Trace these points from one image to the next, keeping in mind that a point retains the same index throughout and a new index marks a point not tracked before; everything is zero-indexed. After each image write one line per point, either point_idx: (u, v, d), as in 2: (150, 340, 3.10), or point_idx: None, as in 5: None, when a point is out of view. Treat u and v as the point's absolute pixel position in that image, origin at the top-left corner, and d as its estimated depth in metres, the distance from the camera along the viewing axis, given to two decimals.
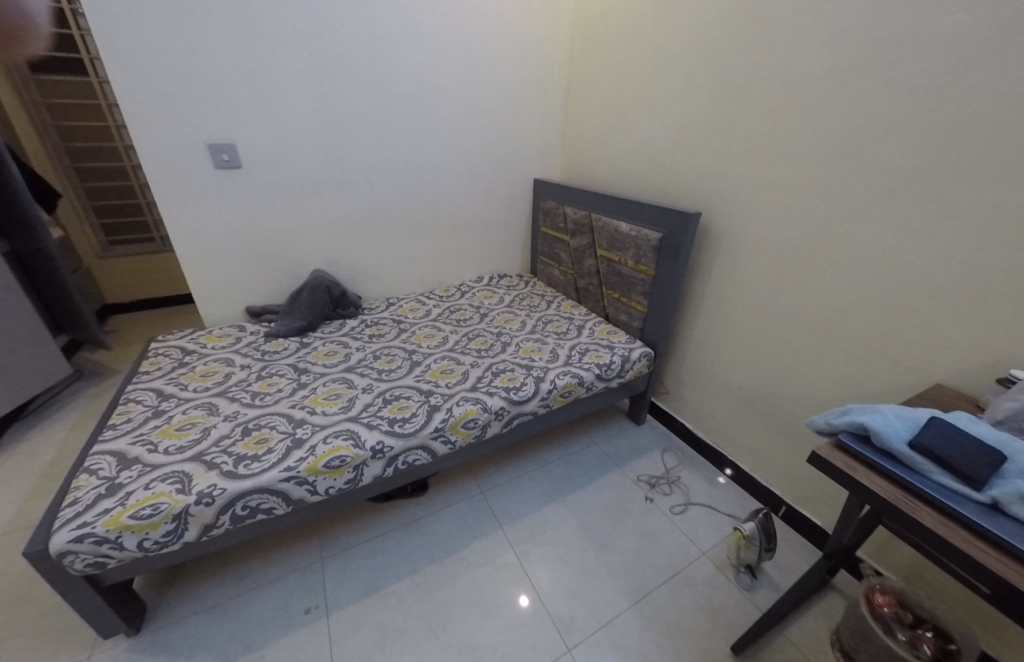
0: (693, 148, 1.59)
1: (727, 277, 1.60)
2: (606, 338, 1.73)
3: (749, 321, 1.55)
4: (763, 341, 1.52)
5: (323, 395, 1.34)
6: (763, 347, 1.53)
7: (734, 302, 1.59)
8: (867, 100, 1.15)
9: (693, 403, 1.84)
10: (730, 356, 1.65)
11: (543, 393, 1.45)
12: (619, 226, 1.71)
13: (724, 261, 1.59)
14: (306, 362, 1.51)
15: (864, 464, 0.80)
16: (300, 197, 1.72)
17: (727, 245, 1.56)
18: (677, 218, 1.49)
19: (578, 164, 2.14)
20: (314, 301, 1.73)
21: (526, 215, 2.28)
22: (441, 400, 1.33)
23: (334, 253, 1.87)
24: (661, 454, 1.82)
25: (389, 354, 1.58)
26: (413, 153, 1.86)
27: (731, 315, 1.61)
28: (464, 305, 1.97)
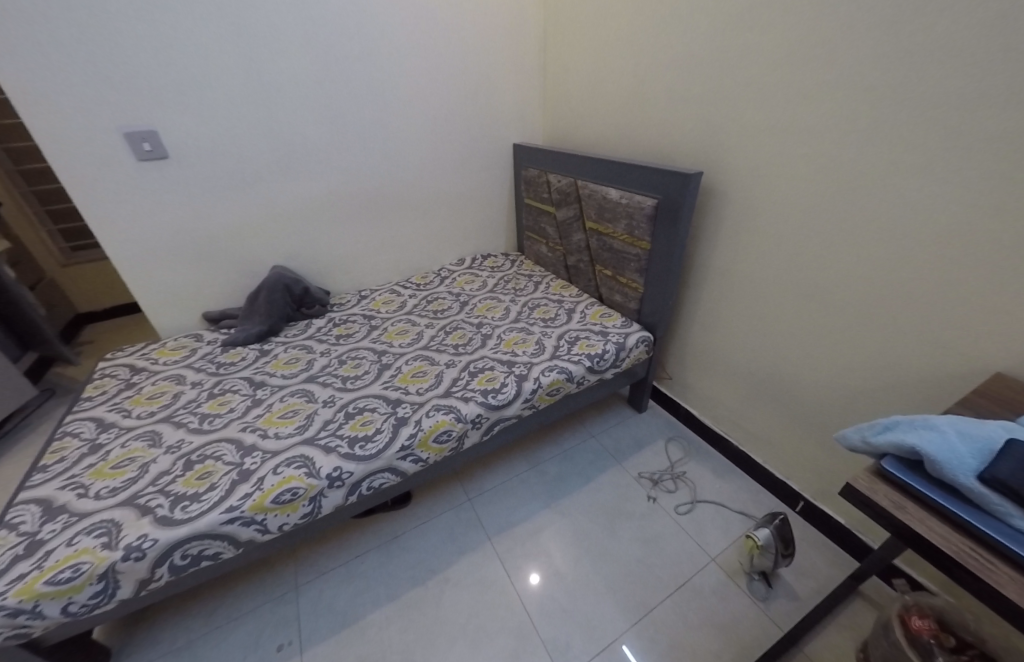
0: (692, 92, 1.34)
1: (736, 244, 1.37)
2: (598, 323, 1.55)
3: (760, 298, 1.36)
4: (777, 319, 1.33)
5: (280, 414, 1.20)
6: (776, 325, 1.34)
7: (741, 276, 1.39)
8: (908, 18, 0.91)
9: (701, 388, 1.66)
10: (741, 336, 1.45)
11: (526, 394, 1.29)
12: (607, 194, 1.49)
13: (733, 225, 1.37)
14: (264, 374, 1.37)
15: (915, 500, 0.68)
16: (246, 187, 1.54)
17: (733, 209, 1.34)
18: (673, 181, 1.28)
19: (562, 124, 1.89)
20: (274, 303, 1.58)
21: (508, 187, 2.06)
22: (410, 410, 1.18)
23: (294, 247, 1.70)
24: (665, 445, 1.67)
25: (356, 358, 1.43)
26: (371, 127, 1.64)
27: (739, 291, 1.42)
28: (442, 294, 1.80)
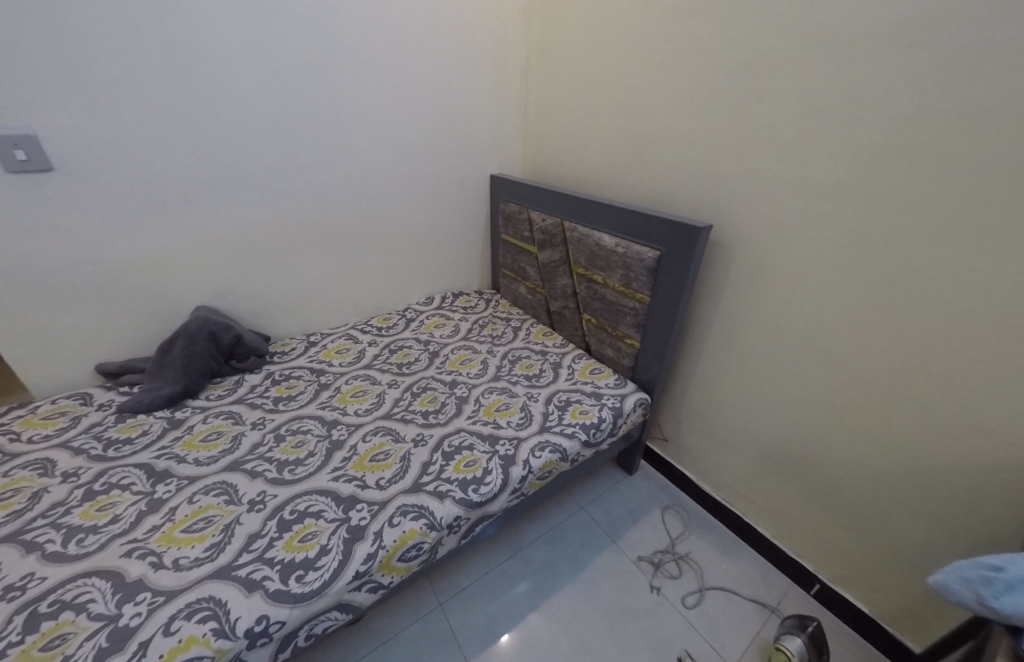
0: (696, 124, 1.15)
1: (745, 297, 1.17)
2: (589, 381, 1.33)
3: (771, 365, 1.16)
4: (794, 389, 1.12)
5: (185, 526, 0.89)
6: (792, 397, 1.14)
7: (749, 338, 1.19)
8: (964, 60, 0.75)
9: (698, 450, 1.45)
10: (748, 399, 1.25)
11: (514, 482, 1.04)
12: (600, 240, 1.30)
13: (741, 275, 1.16)
14: (172, 459, 1.04)
15: None
16: (159, 212, 1.22)
17: (736, 265, 1.16)
18: (679, 233, 1.10)
19: (545, 152, 1.70)
20: (193, 355, 1.24)
21: (484, 218, 1.84)
22: (367, 518, 0.90)
23: (223, 283, 1.38)
24: (662, 514, 1.45)
25: (298, 434, 1.12)
26: (325, 149, 1.38)
27: (746, 353, 1.21)
28: (408, 341, 1.53)
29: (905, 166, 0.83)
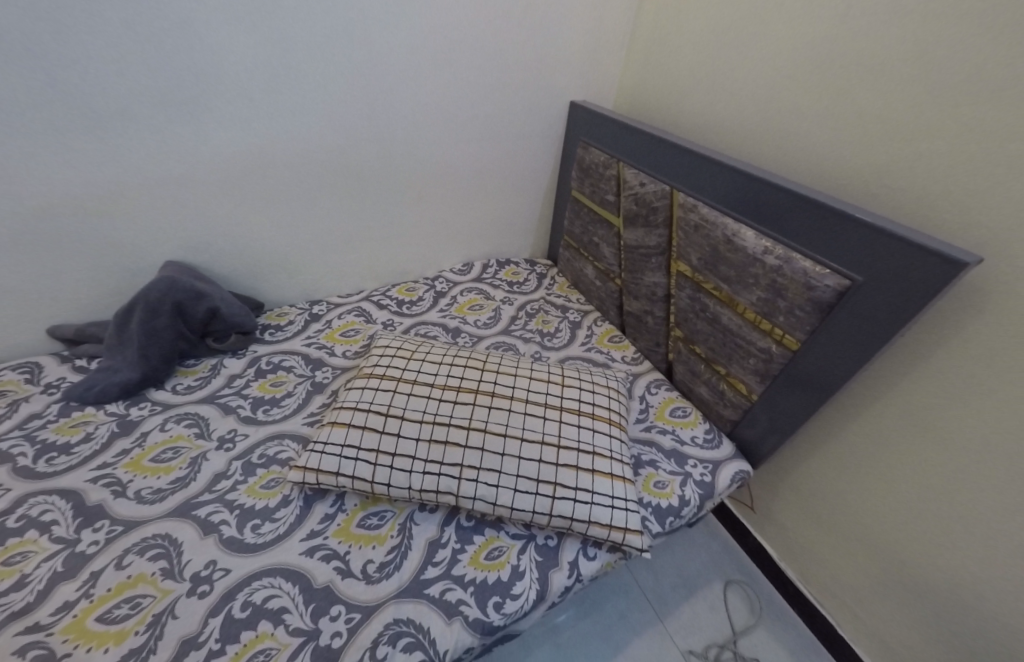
0: (951, 101, 0.66)
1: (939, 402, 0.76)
2: (668, 430, 0.98)
3: (967, 493, 0.76)
4: (1015, 541, 0.72)
5: (102, 611, 0.64)
6: (991, 543, 0.75)
7: (928, 442, 0.79)
8: None
9: (801, 548, 1.09)
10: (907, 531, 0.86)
11: (553, 596, 0.75)
12: (735, 232, 0.83)
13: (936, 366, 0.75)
14: (112, 488, 0.79)
15: None
16: (100, 134, 0.86)
17: (967, 333, 0.71)
18: (906, 261, 0.64)
19: (645, 94, 1.17)
20: (157, 333, 0.95)
21: (554, 163, 1.32)
22: (342, 638, 0.65)
23: (199, 233, 1.04)
24: (724, 593, 1.15)
25: (274, 464, 0.85)
26: (332, 48, 0.93)
27: (923, 458, 0.80)
28: (433, 327, 1.17)
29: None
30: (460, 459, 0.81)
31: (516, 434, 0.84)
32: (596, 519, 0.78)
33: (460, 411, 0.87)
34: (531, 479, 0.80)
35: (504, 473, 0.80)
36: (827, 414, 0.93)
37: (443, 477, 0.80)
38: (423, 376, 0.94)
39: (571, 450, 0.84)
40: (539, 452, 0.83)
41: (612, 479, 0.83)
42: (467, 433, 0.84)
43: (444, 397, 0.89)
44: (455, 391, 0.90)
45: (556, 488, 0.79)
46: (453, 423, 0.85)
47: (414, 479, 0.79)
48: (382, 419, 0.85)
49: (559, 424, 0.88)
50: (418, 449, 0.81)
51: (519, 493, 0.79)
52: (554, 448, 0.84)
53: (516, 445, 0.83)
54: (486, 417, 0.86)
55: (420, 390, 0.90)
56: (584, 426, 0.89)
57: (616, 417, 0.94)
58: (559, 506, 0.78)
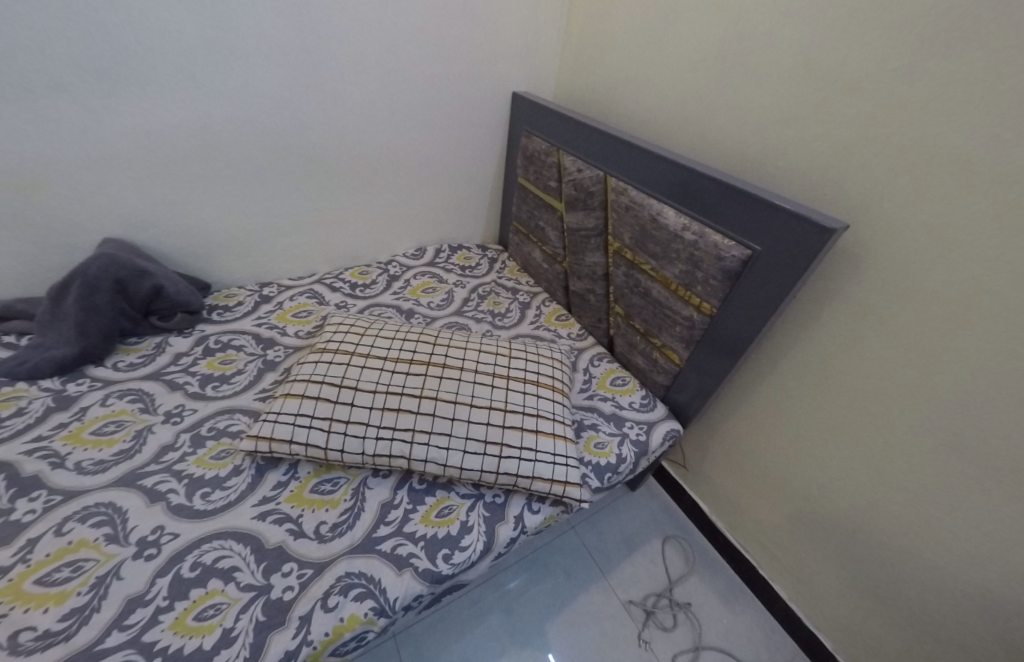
0: (826, 99, 0.79)
1: (829, 356, 0.91)
2: (609, 397, 1.07)
3: (848, 429, 0.92)
4: (880, 467, 0.88)
5: (40, 575, 0.64)
6: (865, 471, 0.91)
7: (822, 389, 0.94)
8: None
9: (727, 498, 1.24)
10: (807, 467, 1.02)
11: (501, 546, 0.81)
12: (659, 211, 0.93)
13: (827, 325, 0.90)
14: (48, 459, 0.77)
15: None
16: (28, 102, 0.84)
17: (846, 298, 0.86)
18: (792, 230, 0.75)
19: (581, 86, 1.26)
20: (94, 309, 0.93)
21: (500, 150, 1.38)
22: (294, 592, 0.68)
23: (138, 209, 1.02)
24: (662, 547, 1.28)
25: (224, 436, 0.85)
26: (273, 24, 0.94)
27: (820, 405, 0.95)
28: (386, 308, 1.20)
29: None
30: (412, 424, 0.85)
31: (466, 402, 0.89)
32: (539, 476, 0.85)
33: (412, 381, 0.90)
34: (479, 441, 0.85)
35: (454, 437, 0.85)
36: (747, 374, 1.08)
37: (395, 441, 0.83)
38: (377, 349, 0.97)
39: (516, 414, 0.90)
40: (487, 416, 0.88)
41: (555, 438, 0.89)
42: (419, 401, 0.88)
43: (396, 369, 0.92)
44: (408, 364, 0.94)
45: (502, 448, 0.85)
46: (406, 392, 0.89)
47: (367, 445, 0.83)
48: (335, 389, 0.88)
49: (507, 391, 0.93)
50: (371, 417, 0.85)
51: (468, 455, 0.84)
52: (501, 412, 0.89)
53: (465, 410, 0.88)
54: (438, 386, 0.90)
55: (373, 363, 0.93)
56: (529, 392, 0.95)
57: (559, 384, 1.01)
58: (505, 464, 0.84)
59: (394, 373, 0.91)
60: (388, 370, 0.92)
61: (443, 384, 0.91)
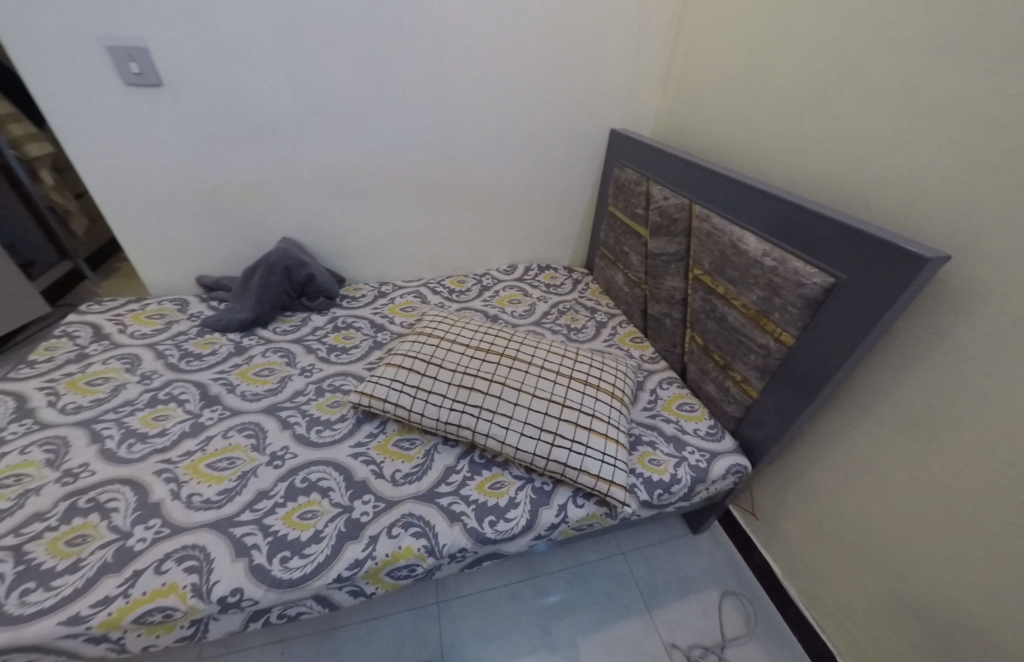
0: (923, 138, 0.79)
1: (926, 403, 0.84)
2: (671, 419, 1.09)
3: (945, 489, 0.82)
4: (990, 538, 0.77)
5: (210, 461, 0.90)
6: (968, 539, 0.80)
7: (917, 440, 0.86)
8: None
9: (798, 552, 1.13)
10: (896, 528, 0.91)
11: (542, 527, 0.89)
12: (740, 239, 0.97)
13: (927, 371, 0.83)
14: (225, 385, 1.08)
15: None
16: (253, 136, 1.18)
17: (947, 342, 0.80)
18: (880, 260, 0.74)
19: (679, 126, 1.35)
20: (268, 287, 1.25)
21: (595, 182, 1.52)
22: (368, 516, 0.84)
23: (309, 217, 1.35)
24: (720, 600, 1.19)
25: (338, 391, 1.09)
26: (422, 79, 1.20)
27: (914, 459, 0.87)
28: (475, 311, 1.38)
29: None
30: (481, 402, 0.98)
31: (529, 392, 1.00)
32: (587, 469, 0.91)
33: (486, 368, 1.05)
34: (535, 427, 0.95)
35: (514, 419, 0.96)
36: (831, 417, 1.02)
37: (465, 414, 0.97)
38: (463, 339, 1.14)
39: (573, 411, 0.98)
40: (545, 406, 0.98)
41: (606, 439, 0.95)
42: (490, 384, 1.01)
43: (475, 356, 1.08)
44: (485, 353, 1.09)
45: (555, 437, 0.94)
46: (480, 374, 1.03)
47: (442, 413, 0.98)
48: (424, 364, 1.06)
49: (568, 390, 1.02)
50: (449, 390, 1.00)
51: (524, 437, 0.94)
52: (559, 406, 0.99)
53: (527, 398, 0.99)
54: (507, 375, 1.03)
55: (457, 349, 1.09)
56: (588, 394, 1.03)
57: (619, 394, 1.07)
58: (556, 452, 0.92)
59: (472, 359, 1.07)
60: (469, 356, 1.07)
61: (512, 374, 1.04)
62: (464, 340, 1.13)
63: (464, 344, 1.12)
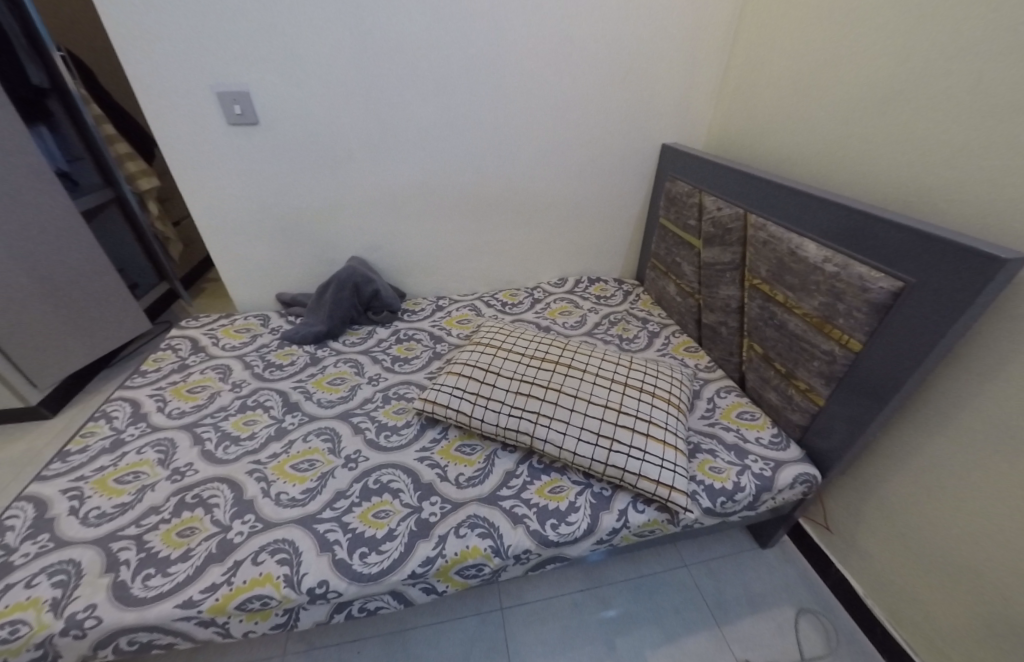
0: (1000, 131, 0.75)
1: (1019, 409, 0.78)
2: (732, 428, 1.07)
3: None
4: None
5: (294, 463, 0.99)
6: None
7: (1011, 450, 0.79)
8: None
9: (879, 570, 1.06)
10: (993, 546, 0.84)
11: (603, 532, 0.90)
12: (799, 245, 0.95)
13: (1021, 375, 0.77)
14: (303, 393, 1.18)
15: None
16: (329, 165, 1.31)
17: None
18: (954, 262, 0.72)
19: (734, 134, 1.34)
20: (339, 302, 1.36)
21: (646, 194, 1.54)
22: (437, 516, 0.88)
23: (374, 237, 1.46)
24: (796, 618, 1.12)
25: (402, 399, 1.16)
26: (480, 105, 1.28)
27: (1009, 470, 0.80)
28: (528, 322, 1.43)
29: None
30: (538, 407, 1.01)
31: (584, 398, 1.02)
32: (646, 475, 0.91)
33: (541, 375, 1.08)
34: (592, 432, 0.97)
35: (571, 424, 0.98)
36: (908, 426, 0.95)
37: (523, 419, 1.00)
38: (518, 348, 1.18)
39: (629, 417, 0.99)
40: (601, 412, 1.00)
41: (665, 445, 0.95)
42: (546, 390, 1.04)
43: (530, 364, 1.12)
44: (541, 361, 1.12)
45: (613, 443, 0.95)
46: (536, 381, 1.06)
47: (501, 418, 1.02)
48: (483, 372, 1.11)
49: (624, 397, 1.03)
50: (507, 397, 1.04)
51: (582, 442, 0.96)
52: (615, 412, 1.00)
53: (583, 404, 1.01)
54: (562, 382, 1.06)
55: (513, 358, 1.14)
56: (644, 401, 1.03)
57: (676, 401, 1.06)
58: (614, 457, 0.93)
59: (529, 367, 1.10)
60: (525, 364, 1.11)
61: (568, 381, 1.07)
62: (519, 349, 1.18)
63: (519, 352, 1.16)
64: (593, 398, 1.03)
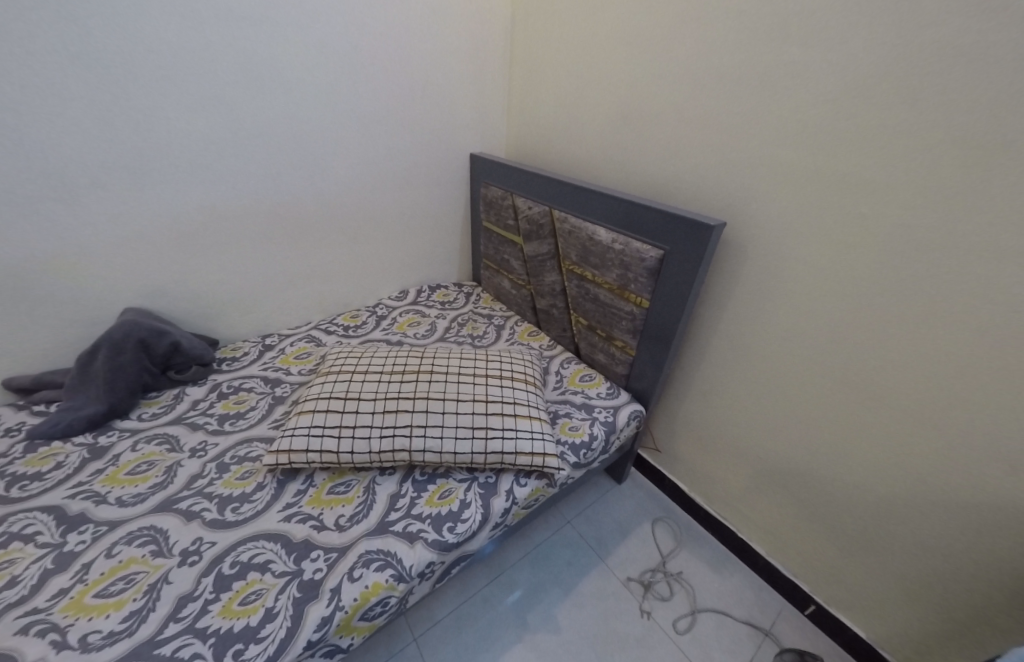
0: (695, 132, 1.05)
1: (740, 324, 1.10)
2: (578, 391, 1.23)
3: (766, 385, 1.09)
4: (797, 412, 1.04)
5: (98, 590, 0.74)
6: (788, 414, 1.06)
7: (743, 353, 1.12)
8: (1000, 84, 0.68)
9: (694, 469, 1.36)
10: (748, 424, 1.16)
11: (497, 515, 0.94)
12: (592, 233, 1.15)
13: (737, 301, 1.08)
14: (90, 499, 0.88)
15: None
16: (65, 198, 1.01)
17: (742, 277, 1.06)
18: (688, 231, 0.97)
19: (526, 143, 1.54)
20: (118, 369, 1.06)
21: (464, 201, 1.64)
22: (323, 571, 0.78)
23: (157, 281, 1.19)
24: (654, 529, 1.37)
25: (246, 461, 0.98)
26: (272, 120, 1.17)
27: (744, 367, 1.12)
28: (377, 341, 1.37)
29: (964, 167, 0.72)
30: (410, 419, 0.98)
31: (453, 398, 1.04)
32: (522, 450, 0.98)
33: (405, 388, 1.05)
34: (467, 427, 0.99)
35: (446, 426, 0.99)
36: (688, 354, 1.25)
37: (397, 437, 0.96)
38: (375, 367, 1.12)
39: (496, 404, 1.05)
40: (472, 406, 1.03)
41: (531, 419, 1.04)
42: (414, 401, 1.02)
43: (391, 379, 1.08)
44: (402, 375, 1.09)
45: (487, 431, 0.99)
46: (402, 395, 1.03)
47: (373, 443, 0.95)
48: (342, 401, 1.02)
49: (487, 388, 1.09)
50: (375, 419, 0.98)
51: (459, 439, 0.97)
52: (484, 403, 1.04)
53: (453, 404, 1.03)
54: (428, 389, 1.05)
55: (371, 379, 1.08)
56: (506, 387, 1.11)
57: (532, 380, 1.17)
58: (492, 444, 0.98)
59: (392, 383, 1.06)
60: (386, 382, 1.07)
61: (433, 386, 1.07)
62: (375, 368, 1.12)
63: (376, 372, 1.11)
64: (461, 395, 1.06)
